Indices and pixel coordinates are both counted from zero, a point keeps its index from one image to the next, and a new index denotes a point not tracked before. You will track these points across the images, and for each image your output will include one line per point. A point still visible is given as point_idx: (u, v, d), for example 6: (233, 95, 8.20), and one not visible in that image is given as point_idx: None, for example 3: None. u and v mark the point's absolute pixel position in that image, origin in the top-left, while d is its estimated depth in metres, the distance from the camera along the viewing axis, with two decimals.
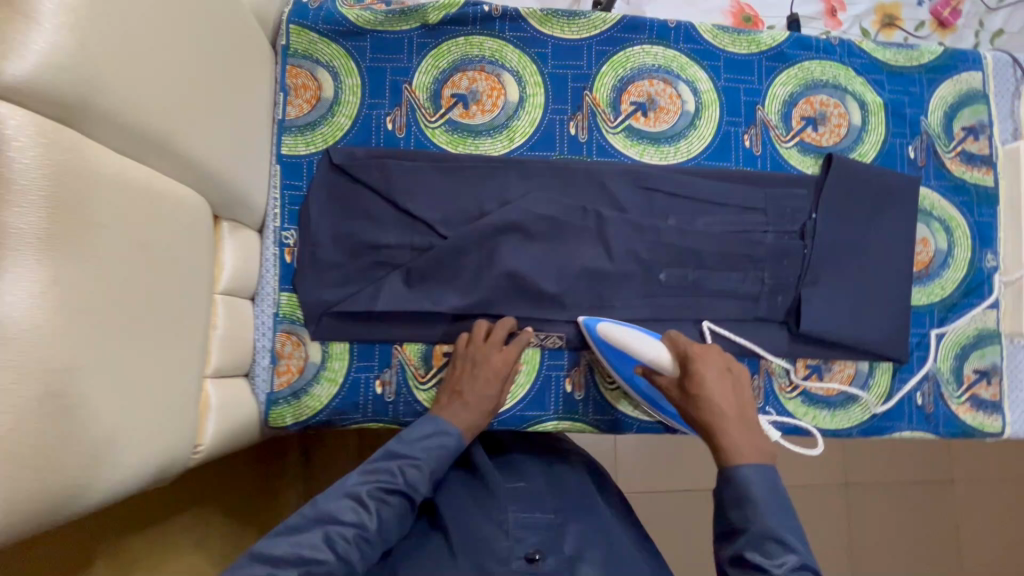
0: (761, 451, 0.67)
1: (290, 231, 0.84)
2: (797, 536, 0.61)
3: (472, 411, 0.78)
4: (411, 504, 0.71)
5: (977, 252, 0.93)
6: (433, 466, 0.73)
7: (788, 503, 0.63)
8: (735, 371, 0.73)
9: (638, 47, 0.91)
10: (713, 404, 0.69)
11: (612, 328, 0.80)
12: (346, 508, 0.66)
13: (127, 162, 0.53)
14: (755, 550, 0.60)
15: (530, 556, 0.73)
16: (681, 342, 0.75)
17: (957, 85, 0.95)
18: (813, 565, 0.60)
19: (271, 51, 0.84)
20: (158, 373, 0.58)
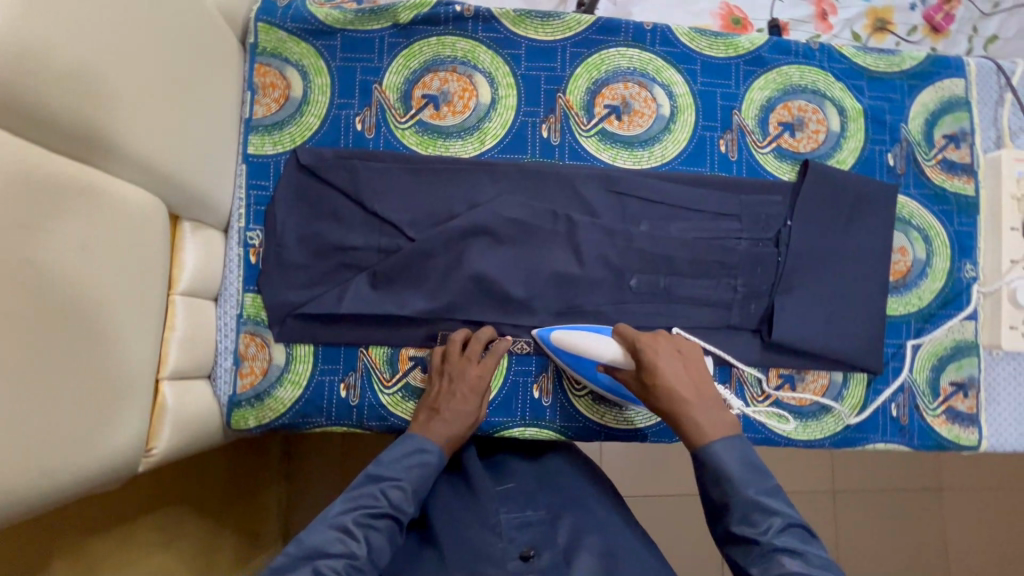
0: (726, 423, 0.70)
1: (255, 231, 0.83)
2: (775, 495, 0.65)
3: (452, 425, 0.76)
4: (400, 527, 0.69)
5: (956, 262, 0.91)
6: (417, 482, 0.71)
7: (762, 466, 0.67)
8: (686, 353, 0.76)
9: (613, 49, 0.90)
10: (671, 390, 0.72)
11: (562, 331, 0.81)
12: (331, 540, 0.64)
13: (69, 161, 0.52)
14: (743, 523, 0.64)
15: (527, 553, 0.72)
16: (630, 334, 0.77)
17: (938, 92, 0.94)
18: (797, 520, 0.64)
19: (239, 50, 0.83)
20: (106, 375, 0.57)
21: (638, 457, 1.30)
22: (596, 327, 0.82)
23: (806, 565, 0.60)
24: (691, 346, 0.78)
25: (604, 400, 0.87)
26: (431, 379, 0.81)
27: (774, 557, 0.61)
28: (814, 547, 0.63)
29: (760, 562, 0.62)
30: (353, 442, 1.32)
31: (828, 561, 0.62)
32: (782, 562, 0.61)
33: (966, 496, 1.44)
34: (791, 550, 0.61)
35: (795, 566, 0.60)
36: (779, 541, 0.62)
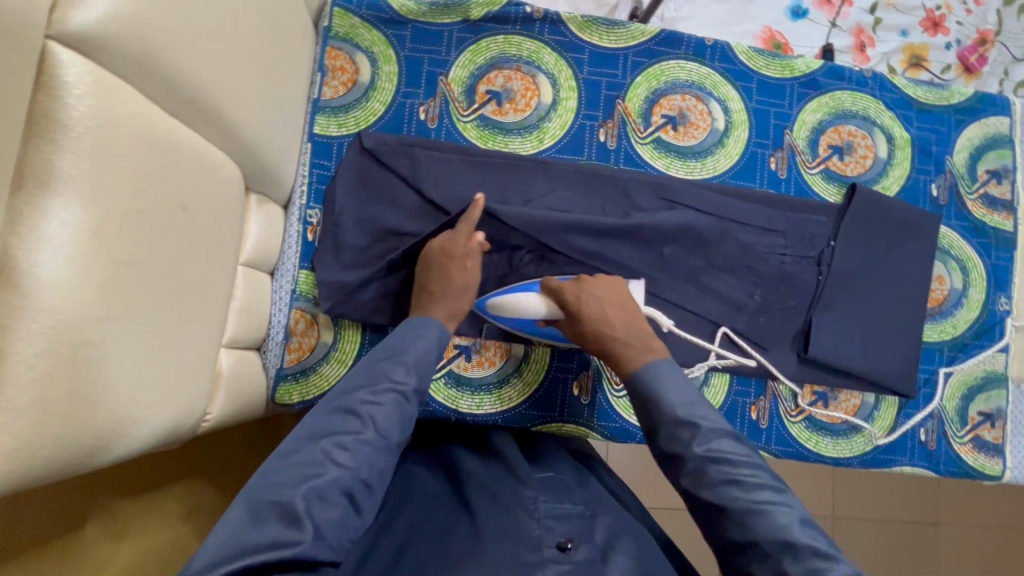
0: (654, 352, 0.72)
1: (315, 209, 0.84)
2: (700, 407, 0.65)
3: (445, 302, 0.76)
4: (406, 401, 0.65)
5: (990, 295, 0.93)
6: (418, 357, 0.68)
7: (687, 381, 0.69)
8: (608, 291, 0.77)
9: (674, 61, 0.92)
10: (592, 327, 0.74)
11: (490, 298, 0.81)
12: (335, 420, 0.60)
13: (175, 122, 0.52)
14: (670, 438, 0.64)
15: (563, 544, 0.62)
16: (554, 285, 0.77)
17: (984, 128, 0.96)
18: (724, 426, 0.64)
19: (313, 31, 0.85)
20: (183, 331, 0.57)
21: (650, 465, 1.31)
22: (524, 282, 0.82)
23: (733, 470, 0.60)
24: (616, 284, 0.79)
25: None
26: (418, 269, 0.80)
27: (700, 466, 0.61)
28: (745, 449, 0.62)
29: (691, 474, 0.61)
30: None
31: (757, 460, 0.61)
32: (707, 471, 0.60)
33: (967, 532, 1.45)
34: (715, 457, 0.61)
35: (719, 473, 0.60)
36: (702, 451, 0.61)
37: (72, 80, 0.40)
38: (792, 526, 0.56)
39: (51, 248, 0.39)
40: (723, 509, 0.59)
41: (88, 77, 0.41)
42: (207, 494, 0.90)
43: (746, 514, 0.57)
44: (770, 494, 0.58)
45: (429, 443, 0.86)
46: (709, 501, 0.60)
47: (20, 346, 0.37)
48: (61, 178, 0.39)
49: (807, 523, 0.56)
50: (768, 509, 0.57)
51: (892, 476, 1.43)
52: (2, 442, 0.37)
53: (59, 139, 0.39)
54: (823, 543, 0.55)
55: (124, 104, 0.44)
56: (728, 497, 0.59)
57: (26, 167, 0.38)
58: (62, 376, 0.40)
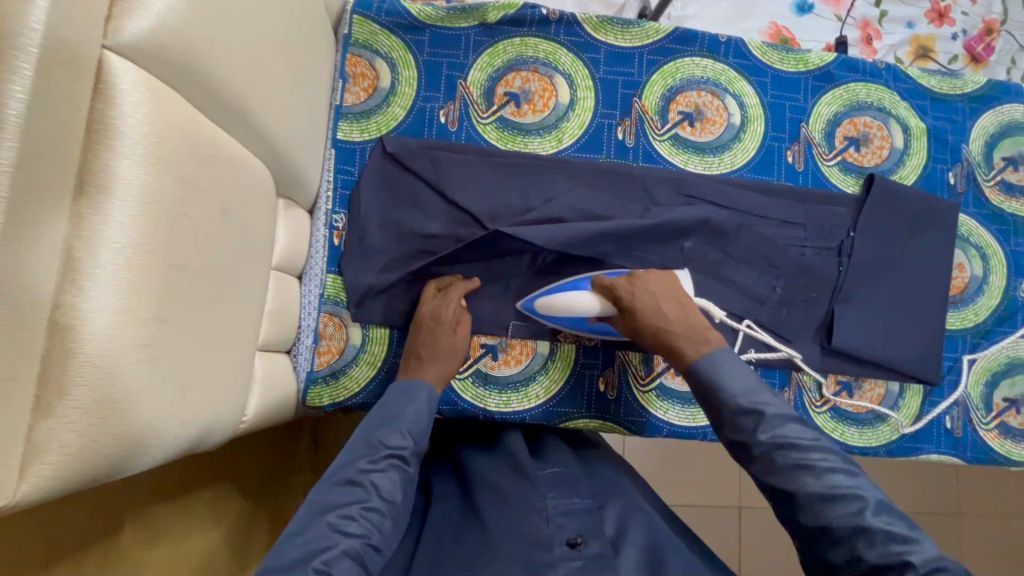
0: (711, 343, 0.73)
1: (340, 214, 0.85)
2: (763, 394, 0.65)
3: (431, 363, 0.77)
4: (406, 465, 0.68)
5: (1011, 281, 0.93)
6: (414, 418, 0.71)
7: (748, 369, 0.69)
8: (658, 285, 0.78)
9: (689, 58, 0.93)
10: (650, 325, 0.75)
11: (541, 297, 0.81)
12: (338, 493, 0.62)
13: (216, 128, 0.54)
14: (736, 427, 0.65)
15: (574, 541, 0.67)
16: (606, 281, 0.78)
17: (998, 116, 0.97)
18: (791, 412, 0.64)
19: (333, 39, 0.87)
20: (224, 335, 0.58)
21: (670, 461, 1.32)
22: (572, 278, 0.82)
23: (802, 455, 0.60)
24: (666, 275, 0.80)
25: (667, 397, 0.89)
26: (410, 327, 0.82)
27: (768, 454, 0.61)
28: (812, 434, 0.62)
29: (760, 462, 0.62)
30: None
31: (824, 443, 0.61)
32: (776, 458, 0.61)
33: (988, 523, 1.45)
34: (782, 444, 0.61)
35: (788, 460, 0.60)
36: (768, 438, 0.62)
37: (126, 87, 0.41)
38: (865, 511, 0.56)
39: (111, 250, 0.40)
40: (793, 494, 0.59)
41: (140, 84, 0.42)
42: (222, 496, 0.90)
43: (819, 500, 0.57)
44: (842, 477, 0.58)
45: (453, 443, 0.88)
46: (779, 488, 0.60)
47: (85, 346, 0.39)
48: (120, 182, 0.41)
49: (881, 508, 0.56)
50: (844, 496, 0.56)
51: (913, 468, 1.43)
52: (67, 439, 0.39)
53: (116, 144, 0.40)
54: (898, 528, 0.55)
55: (172, 109, 0.46)
56: (799, 483, 0.59)
57: (87, 174, 0.40)
58: (119, 378, 0.41)
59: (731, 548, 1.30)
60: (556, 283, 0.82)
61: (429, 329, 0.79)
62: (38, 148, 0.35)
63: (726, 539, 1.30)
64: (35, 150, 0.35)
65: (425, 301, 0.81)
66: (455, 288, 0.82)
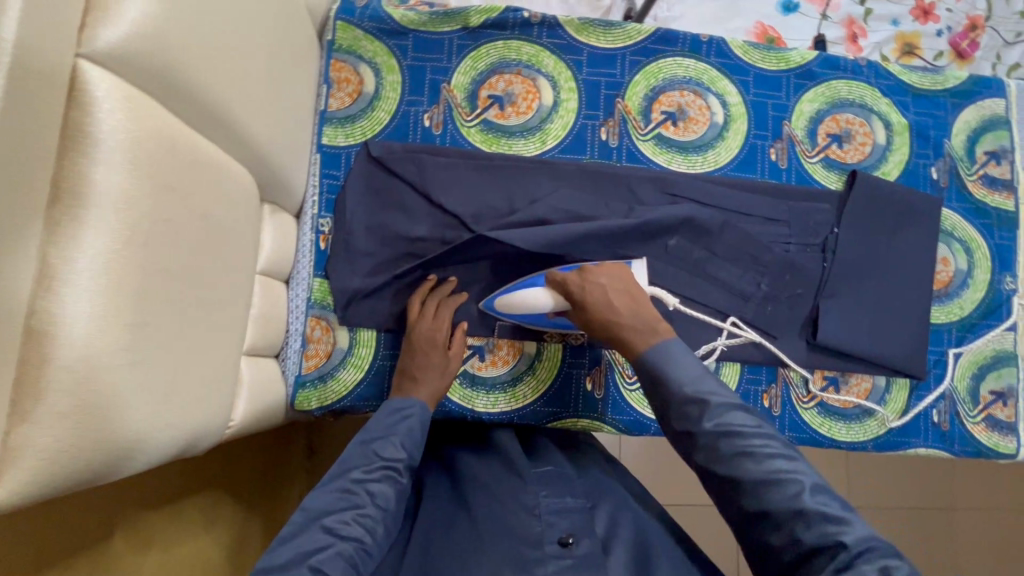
0: (659, 335, 0.71)
1: (326, 218, 0.86)
2: (707, 382, 0.65)
3: (427, 385, 0.78)
4: (400, 473, 0.68)
5: (996, 275, 0.94)
6: (409, 429, 0.71)
7: (693, 360, 0.68)
8: (608, 275, 0.77)
9: (671, 59, 0.94)
10: (598, 317, 0.74)
11: (499, 296, 0.83)
12: (333, 499, 0.63)
13: (195, 135, 0.54)
14: (679, 415, 0.64)
15: (564, 540, 0.66)
16: (558, 275, 0.78)
17: (980, 111, 0.97)
18: (734, 399, 0.63)
19: (317, 45, 0.87)
20: (208, 339, 0.58)
21: (663, 460, 1.32)
22: (531, 275, 0.83)
23: (744, 441, 0.60)
24: (618, 267, 0.79)
25: None
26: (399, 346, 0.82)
27: (711, 442, 0.61)
28: (754, 421, 0.62)
29: (704, 449, 0.61)
30: None
31: (766, 429, 0.61)
32: (719, 445, 0.60)
33: (983, 517, 1.45)
34: (727, 431, 0.61)
35: (732, 447, 0.60)
36: (713, 426, 0.61)
37: (101, 96, 0.42)
38: (804, 493, 0.57)
39: (87, 256, 0.41)
40: (737, 481, 0.59)
41: (116, 93, 0.43)
42: (213, 503, 0.90)
43: (761, 485, 0.58)
44: (783, 462, 0.59)
45: (442, 442, 0.89)
46: (723, 475, 0.60)
47: (63, 350, 0.39)
48: (96, 189, 0.41)
49: (818, 490, 0.58)
50: (784, 480, 0.57)
51: (907, 463, 1.43)
52: (46, 443, 0.39)
53: (91, 152, 0.41)
54: (835, 509, 0.56)
55: (149, 117, 0.46)
56: (742, 469, 0.59)
57: (63, 181, 0.40)
58: (98, 382, 0.42)
59: (726, 546, 1.30)
60: (513, 281, 0.82)
61: (427, 355, 0.79)
62: (12, 157, 0.36)
63: (721, 537, 1.31)
64: (8, 158, 0.36)
65: (421, 322, 0.80)
66: (450, 310, 0.82)
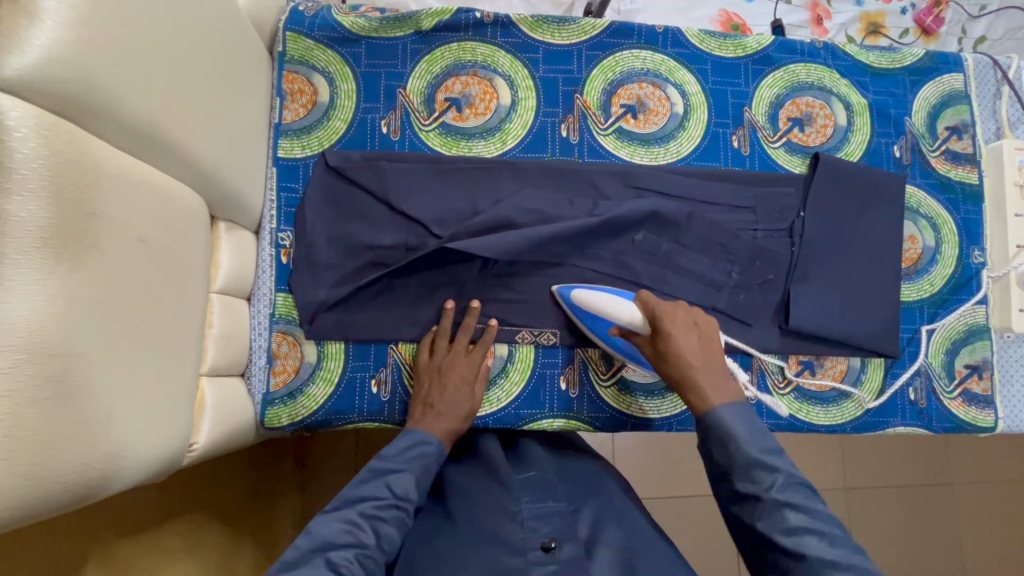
0: (731, 394, 0.69)
1: (286, 232, 0.85)
2: (780, 454, 0.64)
3: (447, 419, 0.77)
4: (407, 514, 0.68)
5: (964, 249, 0.94)
6: (421, 470, 0.72)
7: (766, 431, 0.66)
8: (702, 324, 0.75)
9: (627, 51, 0.93)
10: (681, 359, 0.72)
11: (580, 288, 0.83)
12: (339, 531, 0.63)
13: (127, 157, 0.53)
14: (745, 479, 0.63)
15: (547, 545, 0.67)
16: (653, 302, 0.76)
17: (939, 87, 0.98)
18: (802, 478, 0.63)
19: (268, 58, 0.86)
20: (157, 364, 0.57)
21: (651, 454, 1.31)
22: (614, 291, 0.82)
23: (811, 520, 0.59)
24: (706, 318, 0.77)
25: (630, 391, 0.89)
26: (420, 372, 0.82)
27: (778, 512, 0.60)
28: (819, 504, 0.61)
29: (766, 518, 0.60)
30: (370, 446, 1.29)
31: (833, 516, 0.61)
32: (785, 518, 0.59)
33: (976, 491, 1.45)
34: (794, 506, 0.60)
35: (797, 521, 0.59)
36: (780, 497, 0.60)
37: (12, 124, 0.41)
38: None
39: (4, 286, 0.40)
40: (798, 557, 0.58)
41: (29, 118, 0.43)
42: (200, 523, 0.89)
43: (822, 566, 0.57)
44: (846, 549, 0.58)
45: None
46: (782, 548, 0.59)
47: None
48: (9, 219, 0.40)
49: None
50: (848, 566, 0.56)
51: (896, 441, 1.44)
52: None
53: (4, 182, 0.40)
54: None
55: (70, 142, 0.46)
56: (807, 547, 0.58)
57: None
58: (27, 416, 0.41)
59: (722, 536, 1.30)
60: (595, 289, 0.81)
61: (458, 393, 0.79)
62: None
63: (715, 527, 1.30)
64: None
65: (458, 357, 0.81)
66: (484, 353, 0.83)
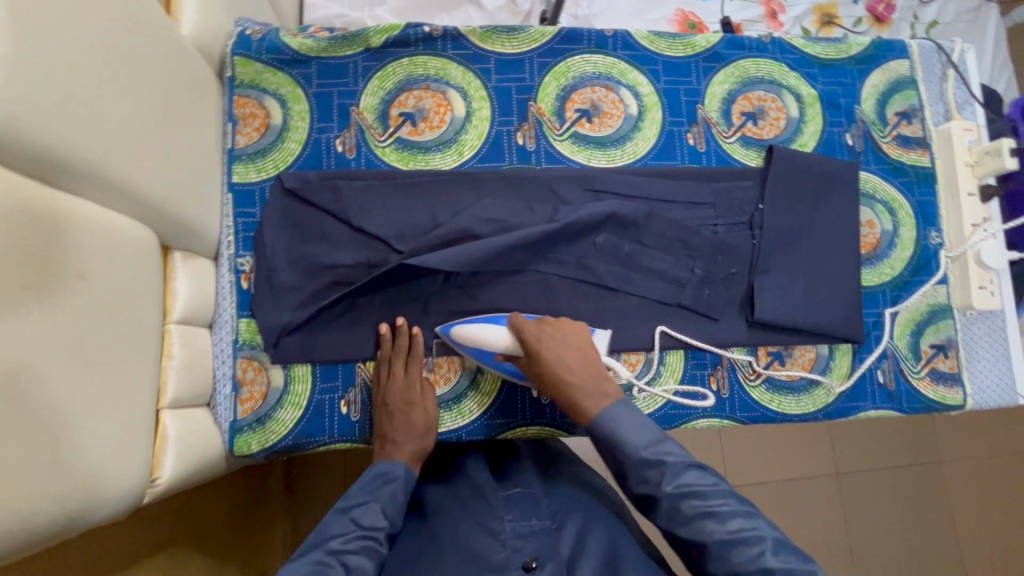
0: (611, 399, 0.73)
1: (245, 257, 0.84)
2: (664, 443, 0.68)
3: (408, 442, 0.77)
4: (378, 544, 0.68)
5: (921, 231, 0.96)
6: (388, 497, 0.72)
7: (651, 425, 0.70)
8: (575, 336, 0.78)
9: (578, 57, 0.94)
10: (560, 379, 0.75)
11: (455, 324, 0.82)
12: (308, 573, 0.62)
13: (55, 192, 0.52)
14: (639, 480, 0.67)
15: (529, 565, 0.67)
16: (521, 324, 0.78)
17: (886, 74, 0.99)
18: (689, 459, 0.67)
19: (218, 84, 0.86)
20: (107, 401, 0.56)
21: None
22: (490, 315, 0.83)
23: (706, 503, 0.63)
24: (581, 329, 0.79)
25: None
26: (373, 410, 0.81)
27: (674, 505, 0.64)
28: (710, 480, 0.65)
29: (667, 513, 0.65)
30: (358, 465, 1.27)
31: (726, 489, 0.65)
32: (681, 508, 0.64)
33: (964, 468, 1.46)
34: (686, 493, 0.64)
35: (693, 509, 0.63)
36: (673, 488, 0.65)
37: None
38: (766, 554, 0.60)
39: None
40: (704, 544, 0.63)
41: None
42: (183, 558, 0.87)
43: (723, 545, 0.61)
44: (742, 520, 0.62)
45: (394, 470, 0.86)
46: (687, 537, 0.64)
47: None
48: None
49: (780, 548, 0.60)
50: (745, 538, 0.61)
51: (880, 424, 1.45)
52: None
53: None
54: (796, 564, 0.59)
55: None
56: (706, 531, 0.62)
57: None
58: None
59: None
60: (472, 316, 0.82)
61: (406, 416, 0.78)
62: None
63: None
64: None
65: (395, 382, 0.79)
66: (419, 366, 0.81)
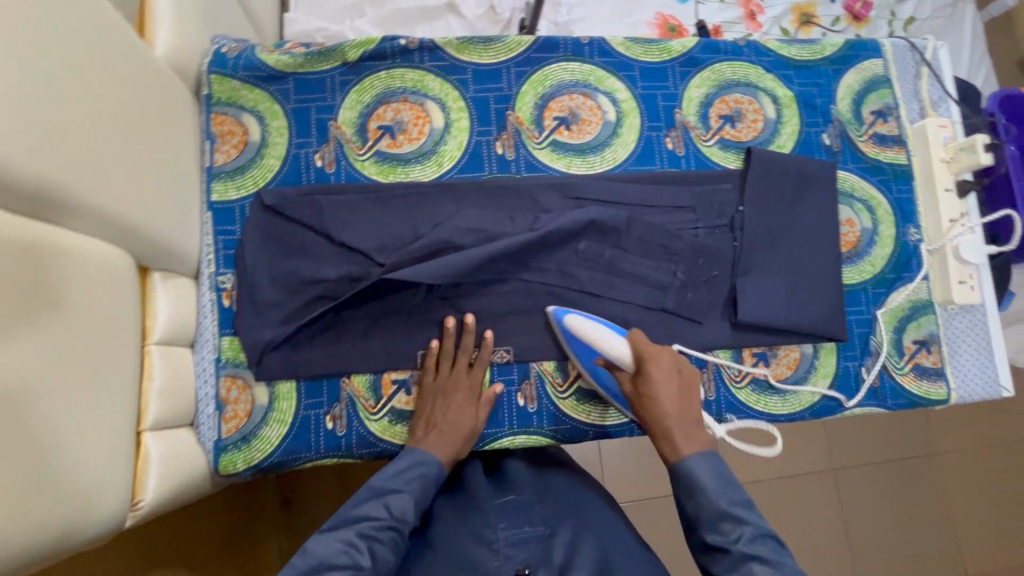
0: (699, 441, 0.74)
1: (226, 275, 0.84)
2: (747, 507, 0.69)
3: (448, 438, 0.79)
4: (403, 536, 0.70)
5: (900, 228, 0.96)
6: (419, 492, 0.74)
7: (734, 480, 0.71)
8: (685, 371, 0.79)
9: (555, 65, 0.94)
10: (659, 407, 0.76)
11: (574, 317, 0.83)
12: (338, 552, 0.66)
13: (25, 221, 0.51)
14: (713, 531, 0.68)
15: (522, 571, 0.71)
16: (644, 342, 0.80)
17: (861, 73, 1.00)
18: (768, 531, 0.67)
19: (194, 102, 0.86)
20: (86, 426, 0.56)
21: (628, 458, 1.30)
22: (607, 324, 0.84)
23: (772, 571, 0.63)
24: (684, 362, 0.80)
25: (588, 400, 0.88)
26: (421, 394, 0.83)
27: (744, 564, 0.65)
28: (786, 557, 0.65)
29: (731, 570, 0.66)
30: None
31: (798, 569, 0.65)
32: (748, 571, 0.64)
33: (956, 460, 1.47)
34: (758, 557, 0.65)
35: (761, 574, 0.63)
36: (745, 548, 0.65)
37: None
38: None
39: None
40: None
41: None
42: None
43: None
44: None
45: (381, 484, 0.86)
46: None
47: None
48: None
49: None
50: None
51: (871, 419, 1.45)
52: None
53: None
54: None
55: None
56: None
57: None
58: None
59: None
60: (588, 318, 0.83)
61: (460, 416, 0.81)
62: None
63: None
64: None
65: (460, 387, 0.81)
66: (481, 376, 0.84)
